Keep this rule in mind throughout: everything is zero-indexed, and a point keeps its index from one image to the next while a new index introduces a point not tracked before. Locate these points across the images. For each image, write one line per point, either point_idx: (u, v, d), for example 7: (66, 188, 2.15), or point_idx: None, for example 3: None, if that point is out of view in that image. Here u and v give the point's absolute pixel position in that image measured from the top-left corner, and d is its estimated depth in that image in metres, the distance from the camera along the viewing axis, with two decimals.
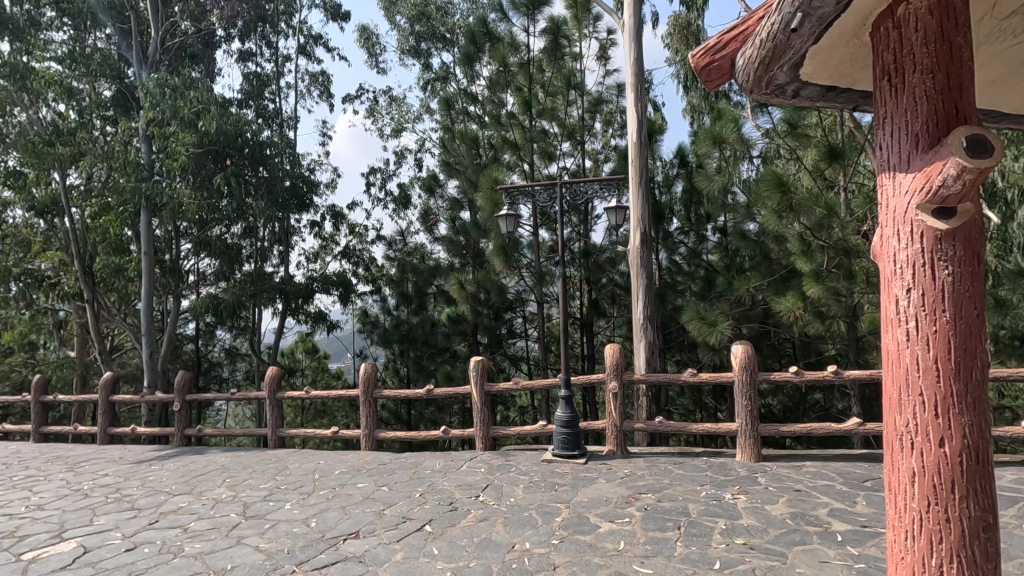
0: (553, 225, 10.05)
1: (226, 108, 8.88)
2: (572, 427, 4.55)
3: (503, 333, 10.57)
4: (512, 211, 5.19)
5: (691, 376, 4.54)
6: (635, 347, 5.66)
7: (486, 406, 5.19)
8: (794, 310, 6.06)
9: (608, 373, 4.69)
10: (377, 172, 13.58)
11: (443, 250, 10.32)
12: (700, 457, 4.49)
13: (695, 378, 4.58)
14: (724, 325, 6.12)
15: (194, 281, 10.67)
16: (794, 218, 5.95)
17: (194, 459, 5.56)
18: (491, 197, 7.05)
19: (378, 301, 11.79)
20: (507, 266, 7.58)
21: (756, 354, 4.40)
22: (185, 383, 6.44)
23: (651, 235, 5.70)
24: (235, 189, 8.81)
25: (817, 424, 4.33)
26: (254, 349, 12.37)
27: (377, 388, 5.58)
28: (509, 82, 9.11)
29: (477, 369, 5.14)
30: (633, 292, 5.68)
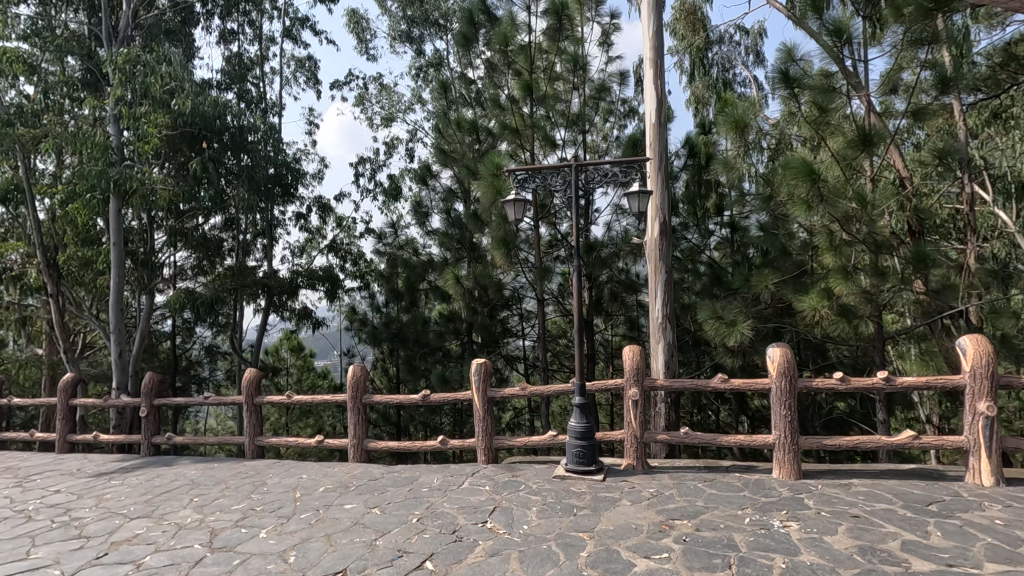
0: (553, 219, 9.56)
1: (202, 88, 8.23)
2: (588, 439, 4.05)
3: (498, 331, 10.06)
4: (521, 196, 4.66)
5: (721, 382, 4.04)
6: (653, 349, 5.19)
7: (489, 414, 4.67)
8: (820, 309, 5.61)
9: (627, 378, 4.19)
10: (366, 163, 13.00)
11: (436, 244, 9.79)
12: (730, 473, 4.00)
13: (725, 384, 4.05)
14: (745, 325, 5.65)
15: (170, 275, 9.98)
16: (823, 209, 5.49)
17: (160, 471, 4.99)
18: (492, 182, 6.43)
19: (367, 298, 11.21)
20: (508, 259, 6.97)
21: (795, 358, 3.93)
22: (152, 387, 5.82)
23: (670, 227, 5.21)
24: (212, 176, 8.16)
25: (864, 437, 3.85)
26: (235, 348, 11.72)
27: (367, 393, 5.04)
28: (508, 66, 8.59)
29: (479, 372, 4.62)
30: (650, 289, 5.20)
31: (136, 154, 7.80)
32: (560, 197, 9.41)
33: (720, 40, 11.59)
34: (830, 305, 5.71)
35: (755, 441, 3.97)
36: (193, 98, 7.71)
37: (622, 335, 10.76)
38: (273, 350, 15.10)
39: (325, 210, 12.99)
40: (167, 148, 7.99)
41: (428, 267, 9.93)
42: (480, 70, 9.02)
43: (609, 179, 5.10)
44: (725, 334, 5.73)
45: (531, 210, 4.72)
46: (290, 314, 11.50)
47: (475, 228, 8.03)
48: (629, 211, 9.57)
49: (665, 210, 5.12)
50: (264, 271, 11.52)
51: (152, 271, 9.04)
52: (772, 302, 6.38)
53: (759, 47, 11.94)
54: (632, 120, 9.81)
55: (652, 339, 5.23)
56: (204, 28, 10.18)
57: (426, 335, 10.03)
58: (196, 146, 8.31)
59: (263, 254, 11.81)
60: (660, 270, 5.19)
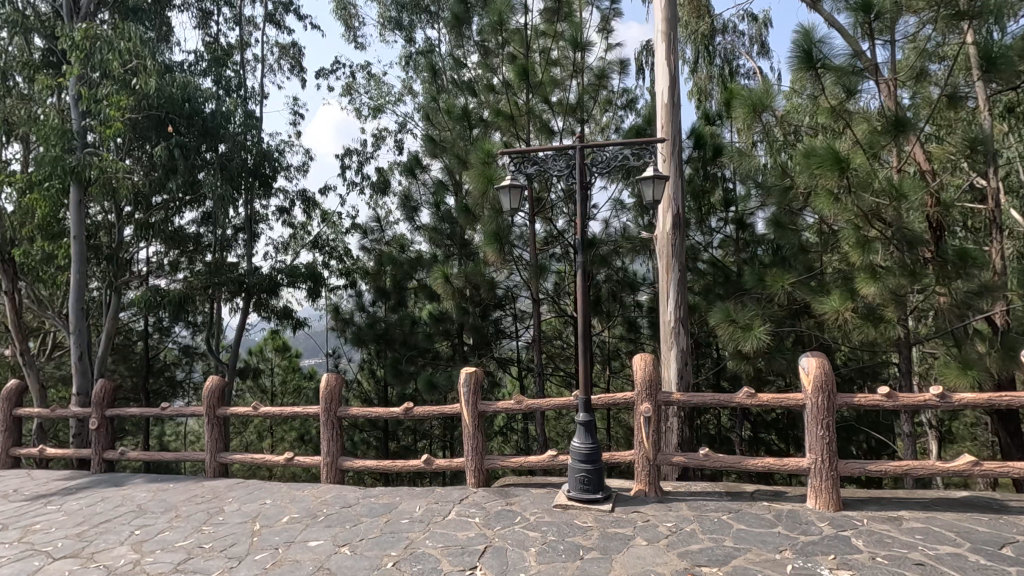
0: (548, 215, 9.04)
1: (170, 68, 7.54)
2: (593, 462, 3.52)
3: (490, 333, 9.52)
4: (517, 181, 4.10)
5: (747, 397, 3.50)
6: (664, 356, 4.68)
7: (479, 430, 4.12)
8: (843, 312, 5.11)
9: (639, 391, 3.66)
10: (353, 155, 12.41)
11: (425, 239, 9.23)
12: (757, 503, 3.48)
13: (751, 399, 3.52)
14: (762, 329, 5.13)
15: (140, 272, 9.32)
16: (851, 202, 4.96)
17: (107, 493, 4.41)
18: (483, 171, 5.82)
19: (352, 296, 10.61)
20: (501, 256, 6.35)
21: (832, 370, 3.40)
22: (104, 396, 5.22)
23: (684, 219, 4.68)
24: (179, 164, 7.50)
25: (915, 463, 3.33)
26: (210, 351, 11.06)
27: (342, 405, 4.47)
28: (502, 50, 8.04)
29: (468, 384, 4.08)
30: (661, 289, 4.68)
31: (98, 139, 7.19)
32: (557, 191, 8.89)
33: (723, 29, 11.12)
34: (854, 307, 5.21)
35: (786, 466, 3.43)
36: (159, 78, 7.10)
37: (620, 336, 10.27)
38: (256, 350, 14.48)
39: (310, 205, 12.39)
40: (131, 133, 7.35)
41: (416, 265, 9.34)
42: (472, 54, 8.46)
43: (616, 164, 4.53)
44: (740, 339, 5.20)
45: (529, 198, 4.17)
46: (270, 314, 10.85)
47: (466, 223, 7.47)
48: (629, 207, 9.05)
49: (678, 199, 4.59)
50: (244, 268, 10.89)
51: (118, 267, 8.39)
52: (788, 304, 5.88)
53: (764, 37, 11.48)
54: (633, 110, 9.30)
55: (663, 345, 4.72)
56: (178, 7, 9.54)
57: (413, 337, 9.49)
58: (163, 132, 7.57)
59: (243, 250, 11.19)
60: (672, 267, 4.66)
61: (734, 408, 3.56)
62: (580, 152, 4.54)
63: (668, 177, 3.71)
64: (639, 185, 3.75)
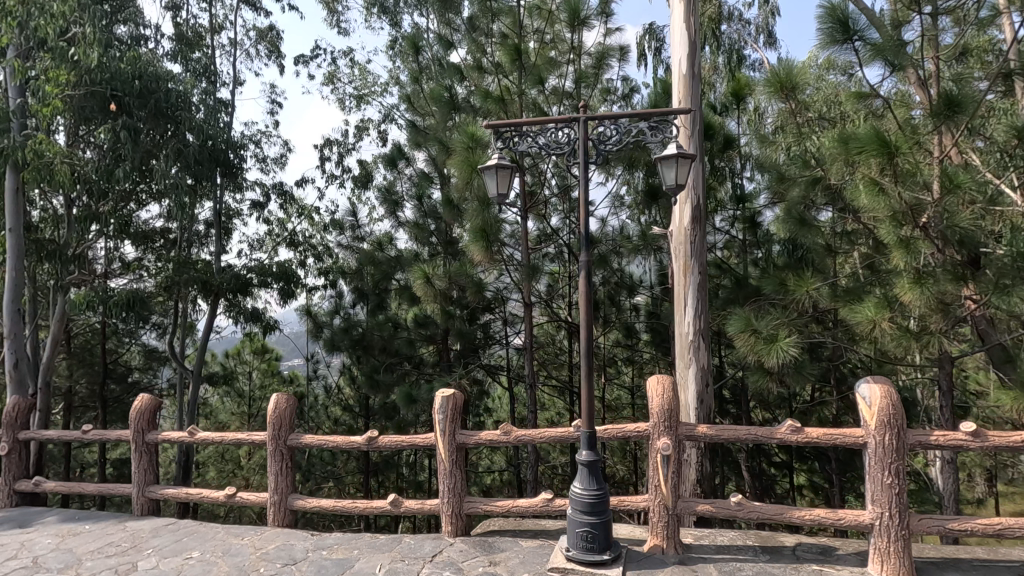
0: (542, 211, 8.32)
1: (117, 41, 6.71)
2: (599, 513, 2.80)
3: (478, 338, 8.78)
4: (506, 159, 3.36)
5: (792, 432, 2.80)
6: (681, 375, 3.99)
7: (458, 466, 3.39)
8: (879, 322, 4.45)
9: (655, 424, 2.96)
10: (334, 146, 11.66)
11: (408, 236, 8.45)
12: (805, 567, 2.76)
13: (796, 435, 2.82)
14: (790, 341, 4.42)
15: (92, 270, 8.44)
16: (895, 195, 4.26)
17: (4, 538, 3.62)
18: (467, 157, 5.08)
19: (330, 297, 9.84)
20: (488, 255, 5.61)
21: (901, 400, 2.70)
22: (19, 414, 4.49)
23: (704, 213, 4.01)
24: (126, 148, 6.61)
25: (1007, 521, 2.63)
26: (173, 355, 10.20)
27: (294, 432, 3.73)
28: (492, 29, 7.30)
29: (445, 409, 3.36)
30: (677, 295, 4.00)
31: (35, 119, 6.39)
32: (551, 185, 8.18)
33: (728, 18, 10.45)
34: (892, 317, 4.54)
35: (843, 520, 2.72)
36: (103, 51, 6.30)
37: (618, 342, 9.57)
38: (231, 353, 13.66)
39: (286, 199, 11.63)
40: (71, 113, 6.50)
41: (396, 264, 8.56)
42: (460, 34, 7.72)
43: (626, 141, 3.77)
44: (763, 353, 4.50)
45: (520, 180, 3.41)
46: (237, 316, 9.84)
47: (451, 218, 6.75)
48: (629, 203, 8.35)
49: (699, 189, 3.91)
50: (214, 267, 10.05)
51: (64, 264, 7.52)
52: (813, 312, 5.19)
53: (771, 27, 10.86)
54: (634, 100, 8.60)
55: (680, 364, 4.02)
56: None
57: (394, 343, 8.76)
58: (110, 111, 6.69)
59: (215, 248, 10.36)
60: (692, 269, 3.96)
61: (774, 446, 2.86)
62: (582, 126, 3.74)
63: (695, 157, 2.97)
64: (658, 166, 3.00)
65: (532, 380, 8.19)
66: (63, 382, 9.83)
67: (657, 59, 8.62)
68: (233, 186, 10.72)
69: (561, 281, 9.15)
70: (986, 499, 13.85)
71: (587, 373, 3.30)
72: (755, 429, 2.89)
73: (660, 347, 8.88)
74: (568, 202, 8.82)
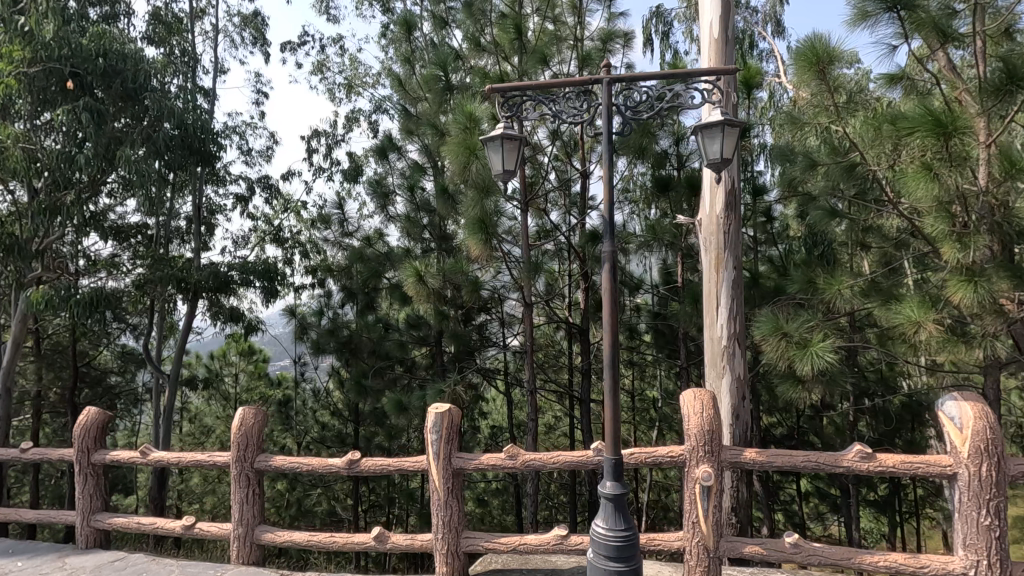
0: (542, 205, 7.82)
1: (75, 14, 6.09)
2: (625, 559, 2.30)
3: (474, 339, 8.28)
4: (514, 131, 2.85)
5: (868, 460, 2.63)
6: (713, 383, 3.68)
7: (454, 495, 2.88)
8: (924, 325, 3.99)
9: (689, 449, 2.52)
10: (322, 137, 11.13)
11: (399, 231, 7.93)
12: None
13: (873, 465, 2.65)
14: (826, 346, 3.93)
15: (57, 266, 7.82)
16: (947, 182, 3.78)
17: None
18: (463, 139, 4.56)
19: (318, 296, 9.33)
20: (487, 249, 5.08)
21: (999, 427, 2.50)
22: None
23: (738, 203, 3.73)
24: (88, 131, 5.98)
25: None
26: (149, 357, 9.60)
27: (263, 453, 3.20)
28: (491, 6, 6.79)
29: (438, 428, 2.85)
30: (710, 294, 3.71)
31: None
32: (552, 177, 7.70)
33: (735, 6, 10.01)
34: (938, 318, 4.08)
35: (927, 567, 2.56)
36: (60, 24, 5.71)
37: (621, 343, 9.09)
38: (217, 354, 13.07)
39: (272, 193, 11.10)
40: (29, 94, 5.95)
41: (385, 260, 8.00)
42: (456, 15, 7.21)
43: (665, 104, 3.07)
44: (794, 359, 4.02)
45: (529, 155, 2.91)
46: (216, 316, 9.24)
47: (445, 211, 6.22)
48: (635, 197, 7.88)
49: (734, 175, 3.68)
50: (194, 264, 9.46)
51: (24, 261, 6.90)
52: (844, 314, 4.72)
53: (779, 15, 10.42)
54: None
55: (712, 373, 3.72)
56: None
57: (384, 345, 8.25)
58: (70, 92, 6.07)
59: (195, 244, 9.78)
60: (726, 263, 3.72)
61: (843, 473, 2.66)
62: (609, 89, 2.94)
63: (742, 125, 2.45)
64: (700, 135, 2.47)
65: (530, 388, 7.48)
66: (31, 387, 9.23)
67: (664, 43, 8.15)
68: (216, 179, 10.17)
69: (561, 279, 8.66)
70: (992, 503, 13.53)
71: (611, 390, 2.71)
72: (823, 457, 2.67)
73: (666, 350, 8.41)
74: (569, 196, 8.34)
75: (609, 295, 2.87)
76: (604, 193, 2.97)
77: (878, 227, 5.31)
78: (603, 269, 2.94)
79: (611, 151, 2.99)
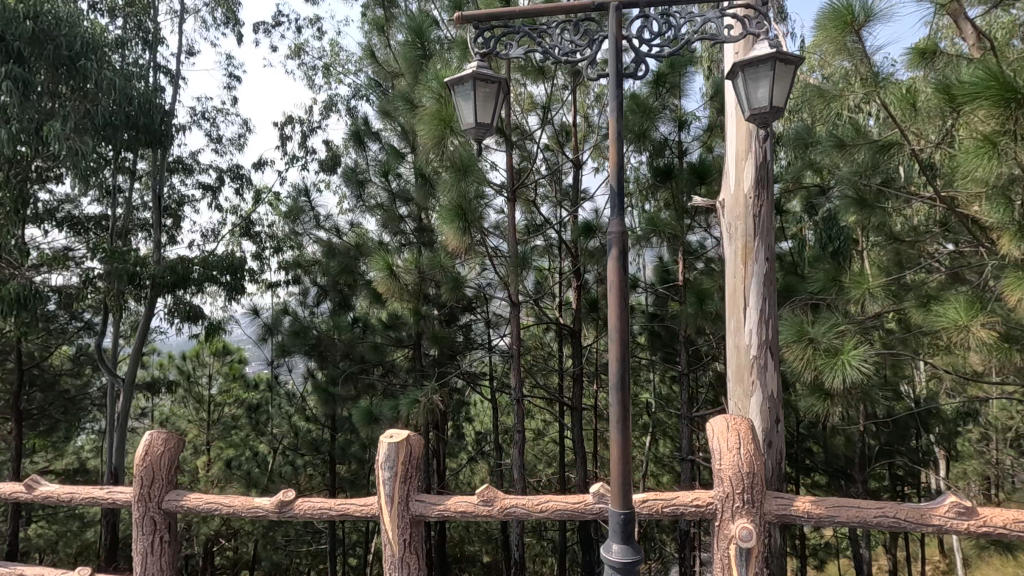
0: (530, 197, 7.25)
1: None
2: None
3: (458, 341, 7.73)
4: (489, 78, 2.32)
5: (968, 516, 2.23)
6: (742, 392, 3.47)
7: (411, 549, 2.43)
8: (971, 330, 3.44)
9: (723, 496, 2.25)
10: (297, 124, 10.46)
11: (375, 223, 7.29)
12: None
13: (972, 522, 2.23)
14: (861, 353, 3.23)
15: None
16: (1008, 161, 3.19)
17: None
18: (437, 110, 3.93)
19: (293, 294, 8.72)
20: (466, 240, 4.45)
21: None
22: None
23: (768, 180, 3.52)
24: (11, 105, 5.24)
25: None
26: (103, 359, 8.86)
27: (175, 491, 2.88)
28: None
29: (392, 466, 2.41)
30: (742, 286, 3.49)
31: None
32: (541, 166, 7.12)
33: None
34: (987, 322, 3.52)
35: None
36: None
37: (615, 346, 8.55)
38: (190, 355, 12.00)
39: (242, 183, 10.41)
40: None
41: (359, 254, 7.33)
42: None
43: (695, 36, 2.30)
44: (821, 370, 3.23)
45: (504, 108, 2.39)
46: (175, 315, 8.50)
47: (422, 198, 5.61)
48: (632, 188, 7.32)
49: (763, 152, 3.48)
50: (154, 259, 8.74)
51: None
52: (873, 318, 4.17)
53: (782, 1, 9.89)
54: None
55: (739, 392, 3.48)
56: None
57: (359, 347, 7.66)
58: None
59: (155, 237, 9.05)
60: (755, 255, 3.48)
61: (934, 533, 2.24)
62: (615, 14, 2.24)
63: (797, 65, 2.08)
64: (740, 81, 2.08)
65: (518, 395, 6.77)
66: None
67: None
68: (181, 167, 9.44)
69: (551, 278, 8.08)
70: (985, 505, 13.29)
71: (621, 421, 1.84)
72: (909, 513, 2.25)
73: (663, 352, 7.87)
74: (561, 188, 7.79)
75: (616, 292, 1.92)
76: (609, 152, 2.04)
77: (900, 221, 4.79)
78: (609, 255, 1.98)
79: (620, 94, 2.15)
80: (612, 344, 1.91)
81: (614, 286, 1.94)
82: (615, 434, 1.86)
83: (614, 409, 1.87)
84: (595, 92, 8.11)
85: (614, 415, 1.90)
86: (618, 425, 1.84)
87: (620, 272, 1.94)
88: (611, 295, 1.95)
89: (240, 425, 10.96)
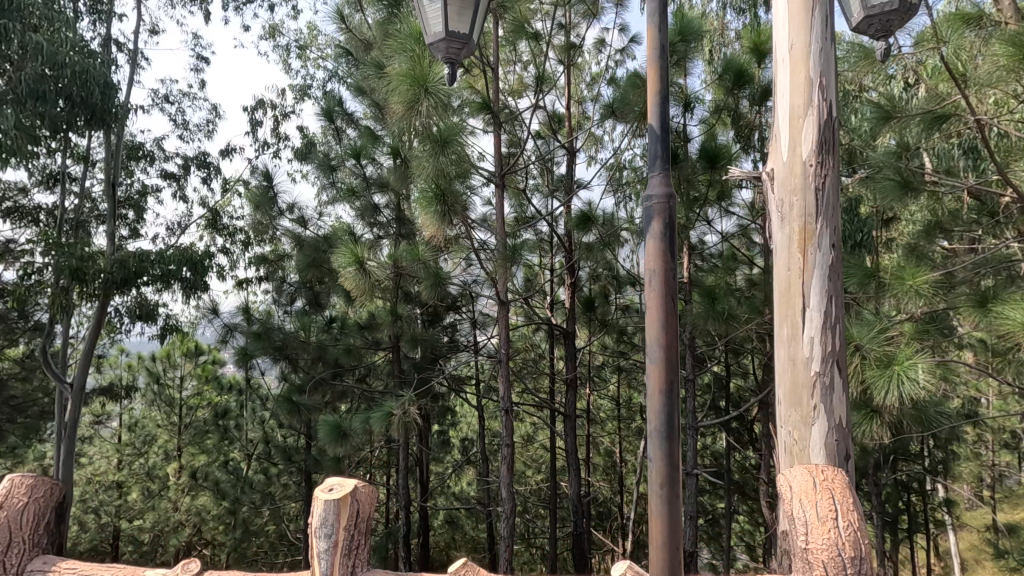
0: (519, 187, 6.64)
1: None
2: None
3: (441, 343, 7.10)
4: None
5: None
6: (790, 417, 2.90)
7: None
8: None
9: None
10: (267, 108, 9.74)
11: (349, 213, 6.64)
12: None
13: None
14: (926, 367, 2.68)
15: None
16: None
17: None
18: (409, 70, 3.32)
19: (263, 291, 8.04)
20: (445, 227, 3.85)
21: None
22: None
23: (826, 148, 2.93)
24: None
25: None
26: (52, 365, 8.09)
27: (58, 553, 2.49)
28: None
29: (334, 524, 2.03)
30: (793, 282, 2.91)
31: None
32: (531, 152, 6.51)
33: None
34: None
35: None
36: None
37: (610, 348, 7.96)
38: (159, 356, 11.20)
39: (210, 172, 9.66)
40: None
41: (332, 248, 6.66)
42: None
43: None
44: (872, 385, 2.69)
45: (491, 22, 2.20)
46: (131, 316, 7.77)
47: (399, 183, 4.97)
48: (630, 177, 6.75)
49: (815, 117, 2.92)
50: (109, 254, 7.98)
51: None
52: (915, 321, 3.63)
53: None
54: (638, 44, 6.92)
55: (794, 416, 2.87)
56: None
57: (333, 350, 7.01)
58: None
59: (110, 230, 8.29)
60: (816, 241, 2.86)
61: None
62: None
63: None
64: None
65: (507, 402, 6.15)
66: None
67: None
68: (141, 154, 8.70)
69: (542, 274, 7.50)
70: (982, 507, 12.99)
71: (667, 485, 1.28)
72: None
73: None
74: (554, 178, 7.18)
75: (661, 290, 1.33)
76: (648, 79, 1.44)
77: (935, 211, 4.26)
78: (649, 234, 1.39)
79: None
80: (653, 368, 1.32)
81: (658, 281, 1.34)
82: (657, 506, 1.30)
83: (655, 465, 1.31)
84: (590, 75, 7.52)
85: (656, 475, 1.33)
86: (661, 493, 1.29)
87: (664, 257, 1.35)
88: (652, 292, 1.36)
89: (210, 431, 10.20)
